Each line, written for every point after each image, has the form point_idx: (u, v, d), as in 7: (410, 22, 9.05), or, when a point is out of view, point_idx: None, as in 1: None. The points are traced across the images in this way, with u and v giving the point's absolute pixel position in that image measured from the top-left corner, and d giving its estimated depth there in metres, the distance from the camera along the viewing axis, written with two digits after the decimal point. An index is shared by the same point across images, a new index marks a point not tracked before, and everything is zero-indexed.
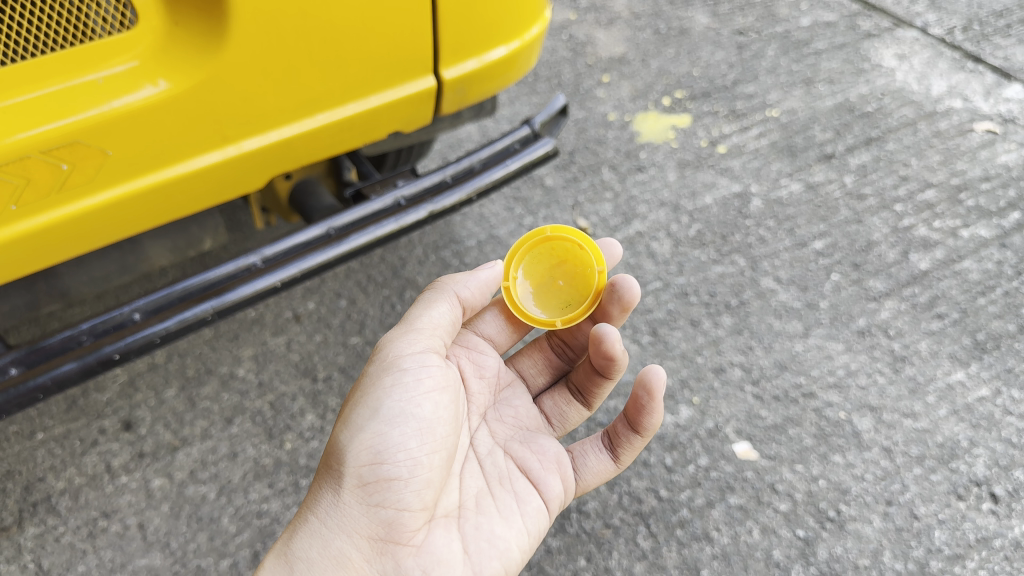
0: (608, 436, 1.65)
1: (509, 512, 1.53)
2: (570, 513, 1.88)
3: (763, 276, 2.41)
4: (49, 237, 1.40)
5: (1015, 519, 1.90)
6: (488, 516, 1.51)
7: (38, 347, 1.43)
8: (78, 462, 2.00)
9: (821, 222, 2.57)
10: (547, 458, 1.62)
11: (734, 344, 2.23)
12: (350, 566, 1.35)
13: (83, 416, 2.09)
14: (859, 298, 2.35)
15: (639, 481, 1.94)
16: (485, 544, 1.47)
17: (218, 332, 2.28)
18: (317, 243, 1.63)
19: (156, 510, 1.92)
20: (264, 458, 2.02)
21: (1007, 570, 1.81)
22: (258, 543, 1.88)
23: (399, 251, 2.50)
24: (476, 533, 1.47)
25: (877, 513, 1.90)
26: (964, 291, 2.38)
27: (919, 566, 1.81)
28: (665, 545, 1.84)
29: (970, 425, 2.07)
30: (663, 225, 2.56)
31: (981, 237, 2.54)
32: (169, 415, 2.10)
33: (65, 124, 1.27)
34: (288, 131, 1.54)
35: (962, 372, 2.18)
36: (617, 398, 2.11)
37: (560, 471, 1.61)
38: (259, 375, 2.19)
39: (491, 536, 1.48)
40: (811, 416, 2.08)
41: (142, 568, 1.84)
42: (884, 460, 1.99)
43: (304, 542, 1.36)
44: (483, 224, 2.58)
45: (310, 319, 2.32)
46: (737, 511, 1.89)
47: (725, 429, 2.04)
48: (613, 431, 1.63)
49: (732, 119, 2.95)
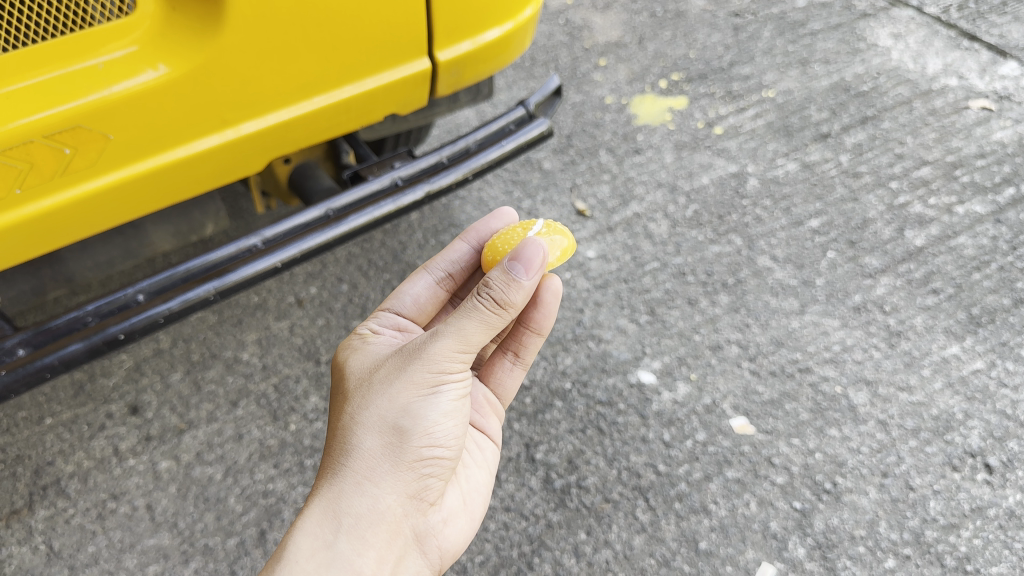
0: (512, 351, 1.78)
1: (481, 463, 1.66)
2: (570, 488, 1.93)
3: (759, 255, 2.43)
4: (51, 221, 1.43)
5: (1010, 489, 1.92)
6: (470, 468, 1.63)
7: (45, 328, 1.46)
8: (85, 447, 2.04)
9: (817, 201, 2.60)
10: (479, 403, 1.75)
11: (731, 321, 2.26)
12: (392, 521, 1.37)
13: (90, 401, 2.13)
14: (854, 275, 2.37)
15: (637, 456, 1.98)
16: (474, 493, 1.60)
17: (222, 317, 2.32)
18: (317, 224, 1.65)
19: (164, 491, 1.96)
20: (269, 439, 2.06)
21: (1002, 539, 1.83)
22: (264, 522, 1.91)
23: (399, 236, 2.52)
24: (467, 485, 1.60)
25: (873, 485, 1.92)
26: (959, 267, 2.40)
27: (914, 536, 1.84)
28: (663, 518, 1.87)
29: (965, 398, 2.09)
30: (660, 206, 2.58)
31: (976, 214, 2.55)
32: (175, 399, 2.13)
33: (67, 109, 1.30)
34: (286, 114, 1.57)
35: (958, 346, 2.20)
36: (616, 375, 2.14)
37: (493, 411, 1.76)
38: (262, 359, 2.22)
39: (478, 486, 1.62)
40: (807, 391, 2.10)
41: (151, 548, 1.87)
42: (880, 433, 2.02)
43: (353, 499, 1.33)
44: (482, 208, 2.60)
45: (312, 303, 2.35)
46: (734, 484, 1.92)
47: (722, 405, 2.07)
48: (521, 342, 1.76)
49: (728, 100, 2.96)
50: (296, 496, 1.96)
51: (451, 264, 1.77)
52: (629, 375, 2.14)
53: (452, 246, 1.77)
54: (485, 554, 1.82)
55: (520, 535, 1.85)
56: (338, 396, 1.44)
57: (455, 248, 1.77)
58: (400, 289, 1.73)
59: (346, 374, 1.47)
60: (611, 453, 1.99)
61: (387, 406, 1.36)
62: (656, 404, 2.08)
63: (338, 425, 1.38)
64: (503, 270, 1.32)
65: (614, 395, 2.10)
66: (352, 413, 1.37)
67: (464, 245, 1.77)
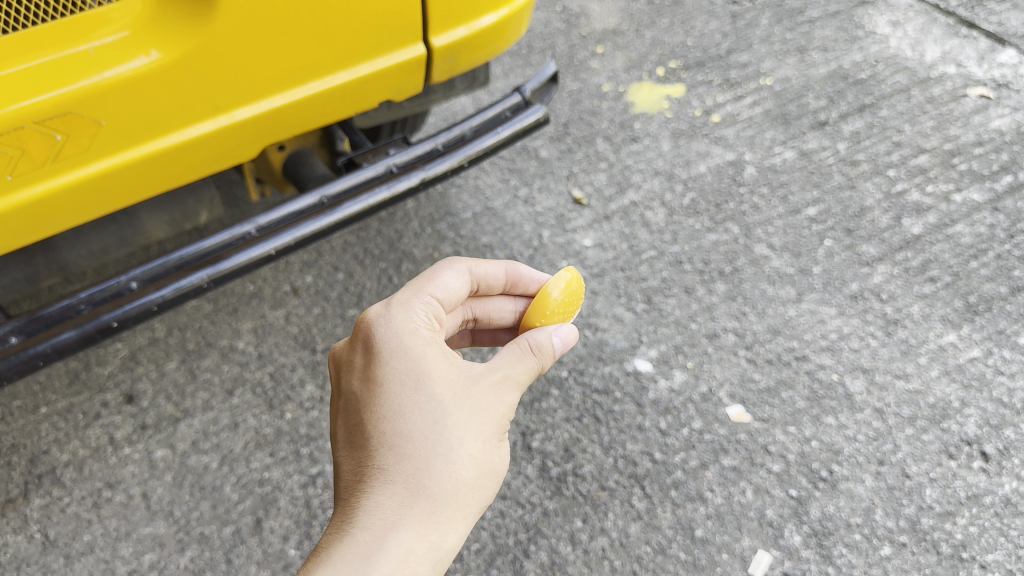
0: None
1: None
2: (566, 476, 1.93)
3: (756, 243, 2.43)
4: (44, 208, 1.42)
5: (1006, 476, 1.92)
6: None
7: (37, 316, 1.45)
8: (80, 435, 2.03)
9: (814, 188, 2.59)
10: None
11: (727, 310, 2.25)
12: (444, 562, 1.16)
13: (85, 390, 2.12)
14: (851, 264, 2.37)
15: (633, 445, 1.98)
16: None
17: (217, 306, 2.31)
18: (311, 211, 1.64)
19: (159, 480, 1.96)
20: (265, 428, 2.05)
21: (998, 526, 1.83)
22: (259, 510, 1.91)
23: (396, 225, 2.51)
24: None
25: (869, 472, 1.92)
26: (956, 255, 2.40)
27: (910, 524, 1.84)
28: (659, 506, 1.87)
29: (962, 386, 2.09)
30: (657, 194, 2.58)
31: (973, 202, 2.55)
32: (170, 387, 2.13)
33: (58, 94, 1.29)
34: (279, 100, 1.56)
35: (954, 334, 2.20)
36: (612, 363, 2.14)
37: None
38: (258, 348, 2.22)
39: None
40: (803, 379, 2.10)
41: (146, 536, 1.87)
42: (876, 421, 2.02)
43: (445, 534, 1.10)
44: (479, 196, 2.59)
45: (308, 292, 2.34)
46: (730, 472, 1.92)
47: (719, 393, 2.07)
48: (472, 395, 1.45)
49: (726, 88, 2.95)
50: (292, 484, 1.95)
51: (483, 274, 1.45)
52: (625, 364, 2.14)
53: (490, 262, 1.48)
54: (481, 542, 1.82)
55: (516, 523, 1.85)
56: (405, 396, 1.15)
57: (496, 267, 1.48)
58: (426, 281, 1.32)
59: (416, 374, 1.17)
60: (607, 441, 1.99)
61: (479, 425, 1.16)
62: (653, 392, 2.08)
63: (423, 429, 1.13)
64: (556, 339, 1.32)
65: (610, 384, 2.10)
66: (441, 420, 1.14)
67: (500, 273, 1.49)
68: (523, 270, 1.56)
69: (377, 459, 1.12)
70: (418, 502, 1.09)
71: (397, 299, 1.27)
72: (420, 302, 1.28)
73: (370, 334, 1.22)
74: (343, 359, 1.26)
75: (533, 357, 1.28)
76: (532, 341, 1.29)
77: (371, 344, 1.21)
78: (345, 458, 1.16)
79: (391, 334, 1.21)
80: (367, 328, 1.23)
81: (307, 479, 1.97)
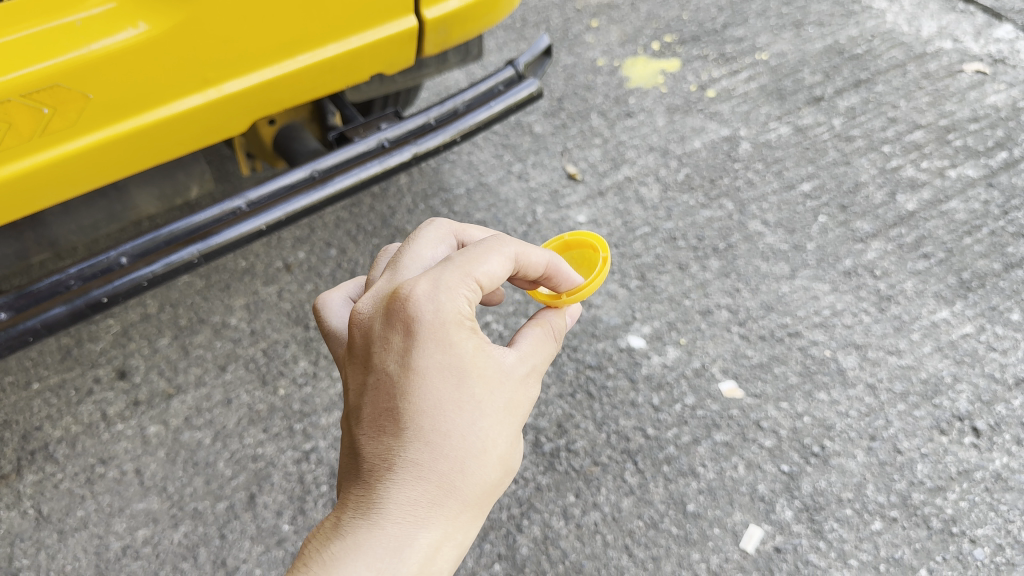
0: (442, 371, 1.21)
1: None
2: (559, 452, 1.93)
3: (750, 219, 2.42)
4: (32, 182, 1.41)
5: (997, 452, 1.93)
6: None
7: (27, 292, 1.45)
8: (73, 411, 2.03)
9: (809, 164, 2.58)
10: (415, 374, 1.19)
11: (721, 286, 2.25)
12: None
13: (77, 366, 2.12)
14: (845, 240, 2.37)
15: (626, 420, 1.98)
16: None
17: (209, 282, 2.30)
18: (302, 186, 1.62)
19: (152, 456, 1.96)
20: (258, 404, 2.05)
21: (988, 501, 1.84)
22: (253, 486, 1.91)
23: (388, 200, 2.50)
24: None
25: (860, 448, 1.93)
26: (950, 232, 2.39)
27: (901, 499, 1.85)
28: (651, 481, 1.88)
29: (954, 361, 2.09)
30: (652, 170, 2.56)
31: (968, 178, 2.54)
32: (163, 363, 2.13)
33: (44, 67, 1.28)
34: (269, 73, 1.54)
35: (947, 310, 2.20)
36: (605, 340, 2.14)
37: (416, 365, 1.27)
38: (251, 324, 2.21)
39: None
40: (796, 354, 2.10)
41: (140, 512, 1.87)
42: (868, 397, 2.02)
43: (465, 533, 1.04)
44: (472, 171, 2.58)
45: (301, 268, 2.33)
46: (722, 447, 1.93)
47: (712, 369, 2.08)
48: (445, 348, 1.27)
49: (722, 63, 2.93)
50: (285, 460, 1.95)
51: (527, 262, 1.13)
52: (618, 340, 2.14)
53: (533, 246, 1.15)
54: None
55: (509, 498, 1.86)
56: (447, 392, 1.01)
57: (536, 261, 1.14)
58: (471, 259, 1.06)
59: (459, 367, 1.02)
60: (600, 417, 1.99)
61: (510, 424, 1.06)
62: (646, 368, 2.08)
63: (461, 430, 1.01)
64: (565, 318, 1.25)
65: (603, 360, 2.10)
66: (479, 422, 1.02)
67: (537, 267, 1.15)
68: (561, 262, 1.21)
69: (407, 452, 1.00)
70: (448, 504, 1.00)
71: (440, 276, 1.04)
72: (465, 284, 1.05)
73: (403, 304, 1.03)
74: (369, 324, 1.07)
75: (551, 341, 1.18)
76: (552, 326, 1.20)
77: (404, 317, 1.03)
78: (368, 437, 1.03)
79: (436, 321, 1.02)
80: (405, 304, 1.03)
81: (300, 454, 1.97)
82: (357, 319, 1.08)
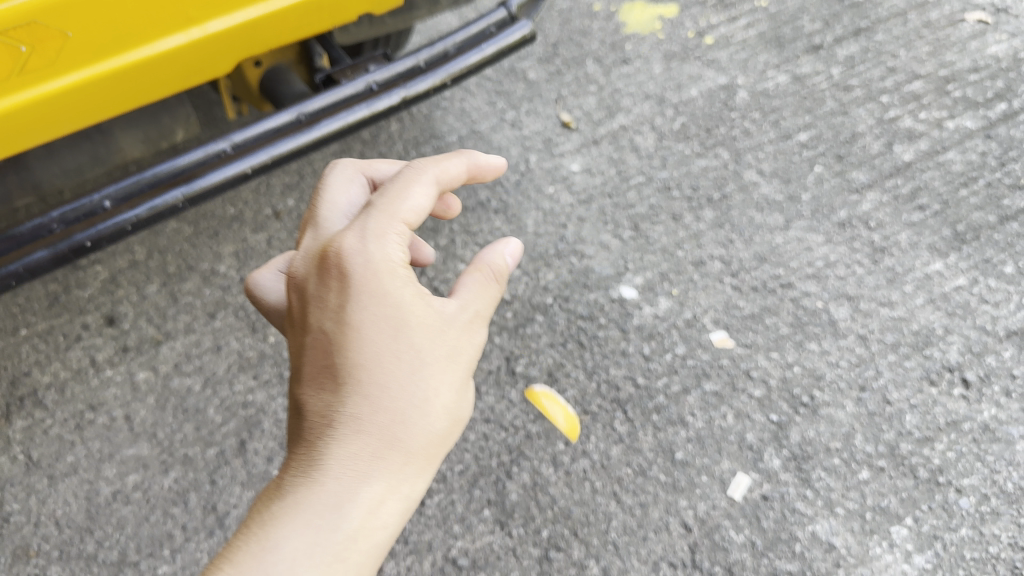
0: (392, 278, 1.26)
1: None
2: (549, 401, 1.93)
3: (746, 169, 2.39)
4: (12, 123, 1.37)
5: (985, 403, 1.93)
6: None
7: (8, 236, 1.42)
8: (61, 357, 2.02)
9: (807, 114, 2.55)
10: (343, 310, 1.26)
11: (714, 237, 2.23)
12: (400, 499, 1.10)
13: (65, 312, 2.10)
14: (841, 191, 2.34)
15: (617, 370, 1.98)
16: None
17: (198, 229, 2.28)
18: (288, 129, 1.59)
19: (142, 402, 1.96)
20: (248, 351, 2.04)
21: (975, 452, 1.85)
22: (244, 433, 1.91)
23: (379, 147, 2.47)
24: None
25: (850, 398, 1.93)
26: (946, 183, 2.37)
27: (889, 448, 1.85)
28: (641, 430, 1.88)
29: (946, 314, 2.09)
30: (647, 118, 2.53)
31: (966, 129, 2.51)
32: (151, 310, 2.11)
33: (21, 3, 1.24)
34: (254, 13, 1.50)
35: (941, 262, 2.19)
36: (597, 291, 2.13)
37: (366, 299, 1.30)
38: (240, 272, 2.19)
39: None
40: (788, 306, 2.10)
41: (130, 458, 1.87)
42: (859, 348, 2.02)
43: (415, 488, 1.03)
44: (465, 119, 2.54)
45: (290, 216, 2.31)
46: (712, 397, 1.93)
47: (703, 319, 2.07)
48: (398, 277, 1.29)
49: (720, 9, 2.87)
50: (276, 408, 1.95)
51: (449, 181, 1.18)
52: (610, 291, 2.12)
53: (448, 157, 1.19)
54: (463, 464, 1.84)
55: (499, 445, 1.87)
56: (382, 343, 1.01)
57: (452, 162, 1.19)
58: (393, 200, 1.10)
59: (394, 318, 1.03)
60: (590, 366, 1.99)
61: (455, 374, 1.06)
62: (637, 319, 2.07)
63: (404, 382, 1.01)
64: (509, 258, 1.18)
65: (595, 310, 2.09)
66: (420, 372, 1.02)
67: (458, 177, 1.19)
68: (481, 160, 1.25)
69: (348, 408, 1.00)
70: (392, 459, 1.00)
71: (370, 229, 1.07)
72: (393, 232, 1.08)
73: (337, 262, 1.05)
74: (305, 283, 1.09)
75: (496, 285, 1.16)
76: (493, 266, 1.17)
77: (339, 272, 1.05)
78: (309, 395, 1.04)
79: (369, 271, 1.04)
80: (337, 259, 1.06)
81: None
82: (294, 280, 1.11)
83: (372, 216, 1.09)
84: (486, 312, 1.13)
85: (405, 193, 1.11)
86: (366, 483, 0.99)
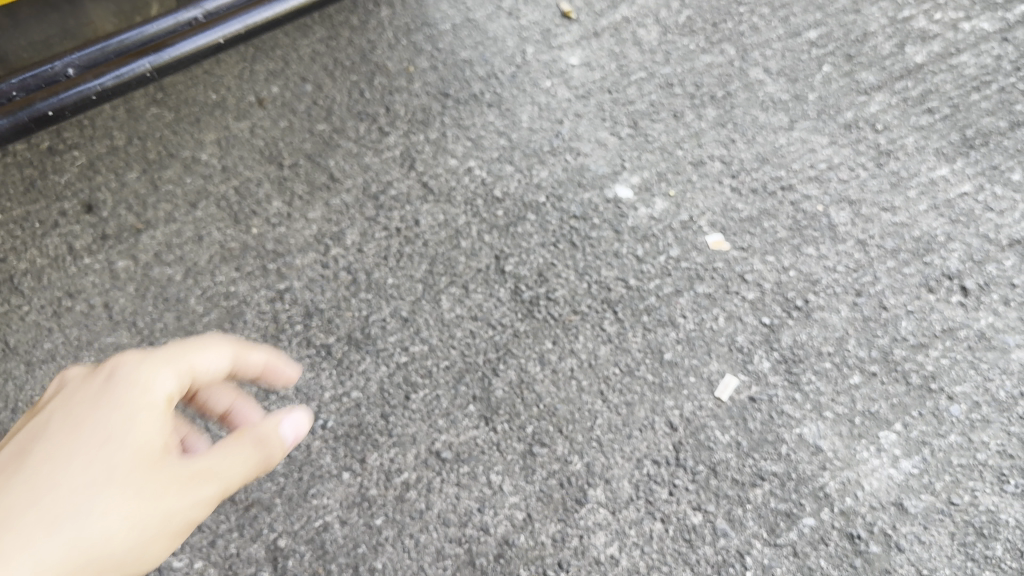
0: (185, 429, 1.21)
1: None
2: (538, 300, 1.89)
3: (752, 66, 2.30)
4: None
5: (983, 312, 1.89)
6: None
7: None
8: (38, 244, 1.97)
9: (817, 11, 2.44)
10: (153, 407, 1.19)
11: (716, 137, 2.16)
12: None
13: (41, 198, 2.04)
14: (849, 92, 2.25)
15: (608, 271, 1.93)
16: None
17: (179, 115, 2.19)
18: None
19: (121, 290, 1.91)
20: (230, 242, 1.99)
21: (968, 360, 1.82)
22: (226, 323, 1.87)
23: (369, 36, 2.37)
24: None
25: (845, 303, 1.89)
26: (958, 87, 2.28)
27: (882, 354, 1.82)
28: (630, 330, 1.84)
29: (949, 221, 2.03)
30: (651, 11, 2.43)
31: (982, 31, 2.41)
32: (131, 198, 2.04)
33: None
34: None
35: (947, 168, 2.12)
36: (592, 190, 2.06)
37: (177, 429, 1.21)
38: (222, 161, 2.11)
39: None
40: (787, 209, 2.03)
41: (109, 346, 1.83)
42: (857, 253, 1.96)
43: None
44: (459, 7, 2.45)
45: (274, 105, 2.22)
46: (704, 299, 1.89)
47: (699, 221, 2.01)
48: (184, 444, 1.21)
49: None
50: (259, 299, 1.90)
51: (244, 364, 1.24)
52: (605, 190, 2.06)
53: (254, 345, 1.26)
54: (448, 359, 1.81)
55: (486, 343, 1.84)
56: (84, 447, 1.02)
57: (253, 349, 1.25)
58: (189, 349, 1.16)
59: (109, 430, 1.04)
60: (581, 266, 1.93)
61: (141, 511, 1.02)
62: (631, 219, 2.01)
63: (83, 488, 1.00)
64: (282, 433, 1.11)
65: (588, 209, 2.02)
66: (105, 478, 1.01)
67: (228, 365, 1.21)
68: (278, 361, 1.29)
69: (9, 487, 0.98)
70: (135, 475, 1.03)
71: (147, 360, 1.12)
72: (160, 381, 1.10)
73: (105, 372, 1.11)
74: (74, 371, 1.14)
75: (252, 451, 1.09)
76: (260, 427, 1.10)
77: (102, 381, 1.09)
78: None
79: (120, 381, 1.09)
80: (106, 365, 1.13)
81: (275, 294, 1.91)
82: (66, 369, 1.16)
83: (163, 352, 1.14)
84: (221, 474, 1.07)
85: (199, 346, 1.17)
86: (104, 482, 1.01)
